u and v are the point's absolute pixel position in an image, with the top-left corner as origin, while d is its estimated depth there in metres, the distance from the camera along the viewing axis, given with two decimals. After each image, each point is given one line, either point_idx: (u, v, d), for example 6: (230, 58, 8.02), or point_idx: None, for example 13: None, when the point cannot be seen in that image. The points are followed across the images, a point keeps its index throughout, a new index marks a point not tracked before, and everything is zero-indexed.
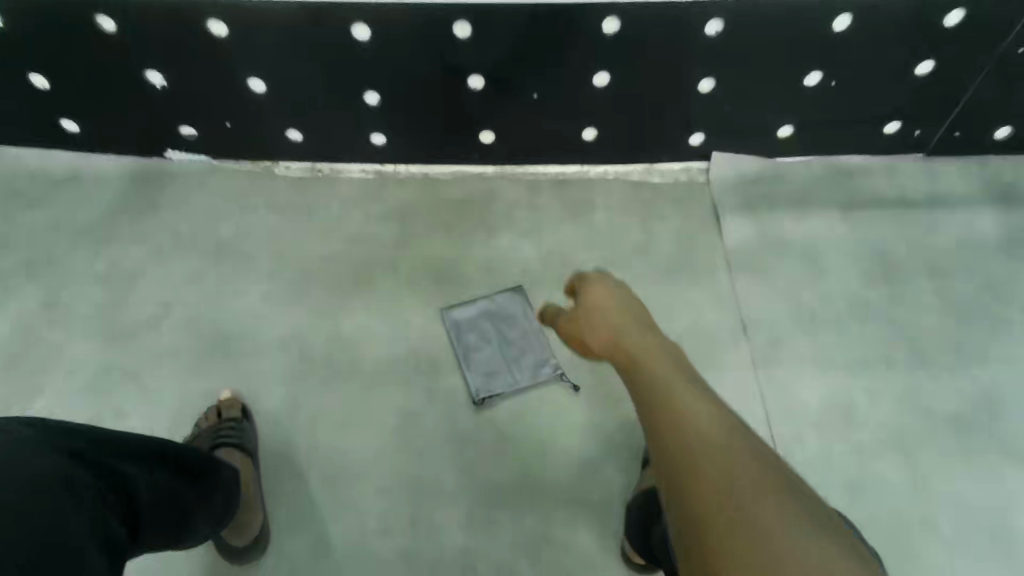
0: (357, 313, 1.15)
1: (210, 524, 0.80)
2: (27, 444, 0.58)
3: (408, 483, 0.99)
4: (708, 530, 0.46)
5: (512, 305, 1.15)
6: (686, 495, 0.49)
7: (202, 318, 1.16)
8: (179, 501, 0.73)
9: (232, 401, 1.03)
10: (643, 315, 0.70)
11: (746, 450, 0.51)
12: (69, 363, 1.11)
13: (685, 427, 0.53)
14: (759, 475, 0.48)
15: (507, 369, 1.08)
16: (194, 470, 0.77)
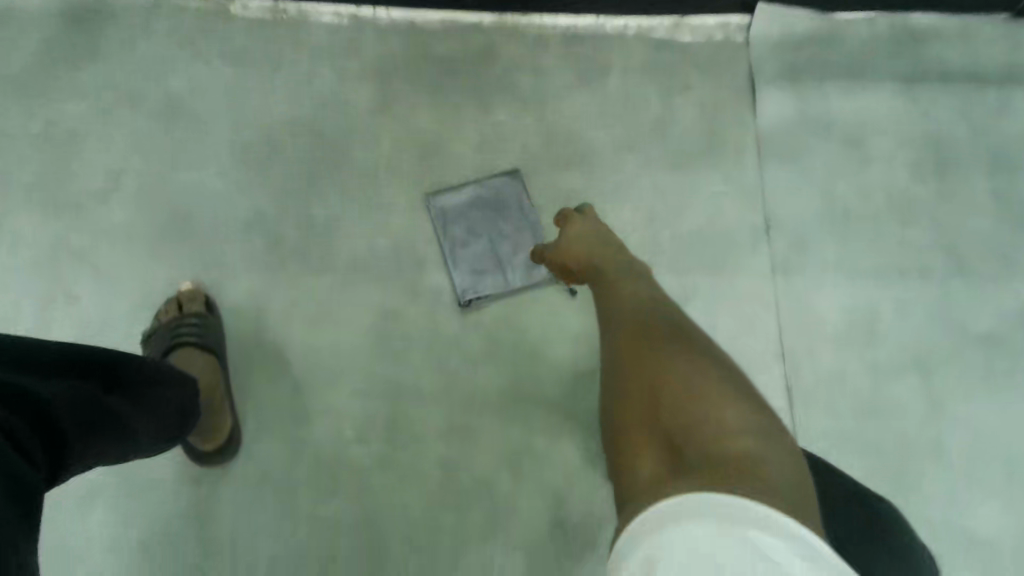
0: (330, 195, 1.02)
1: (167, 428, 0.73)
2: None
3: (386, 387, 0.92)
4: (636, 386, 0.63)
5: (506, 194, 1.02)
6: (623, 367, 0.67)
7: (157, 192, 1.02)
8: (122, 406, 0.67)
9: (193, 293, 0.93)
10: (611, 235, 0.88)
11: (673, 333, 0.69)
12: (10, 237, 0.99)
13: (632, 323, 0.72)
14: (679, 342, 0.66)
15: (497, 267, 0.98)
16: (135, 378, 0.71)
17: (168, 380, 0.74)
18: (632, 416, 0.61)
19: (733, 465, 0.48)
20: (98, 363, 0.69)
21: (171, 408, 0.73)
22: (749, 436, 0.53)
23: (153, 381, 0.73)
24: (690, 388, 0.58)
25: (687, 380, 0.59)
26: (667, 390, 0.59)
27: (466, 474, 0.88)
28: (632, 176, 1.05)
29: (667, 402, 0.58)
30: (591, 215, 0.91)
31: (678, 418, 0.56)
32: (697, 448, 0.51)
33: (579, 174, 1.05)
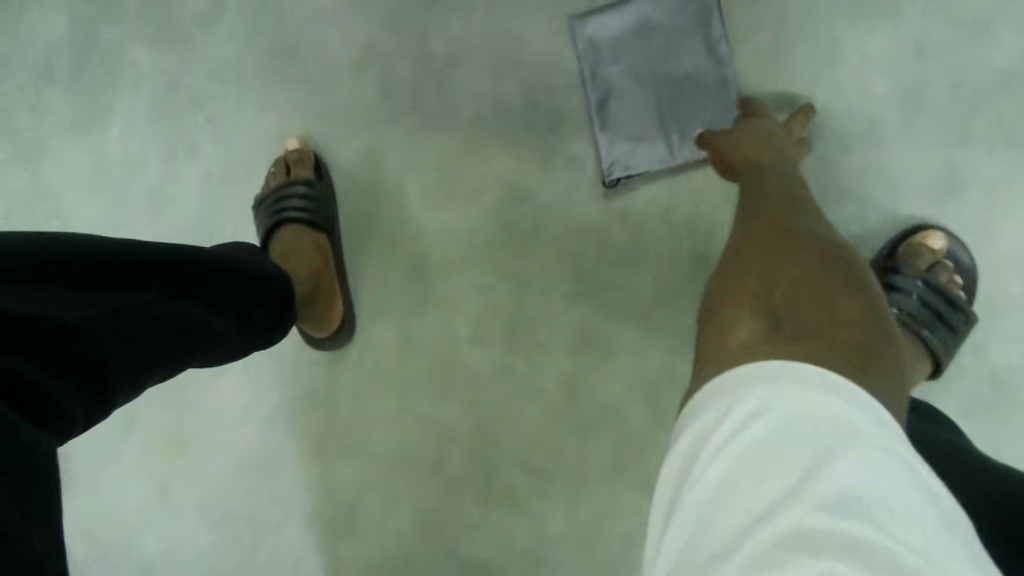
0: (452, 20, 0.78)
1: (235, 334, 0.60)
2: None
3: (512, 280, 0.77)
4: (749, 253, 0.50)
5: (685, 19, 0.71)
6: (746, 231, 0.53)
7: (267, 17, 0.86)
8: (182, 317, 0.54)
9: (301, 154, 0.81)
10: (797, 144, 0.63)
11: (812, 223, 0.52)
12: (130, 74, 0.91)
13: (775, 195, 0.55)
14: (819, 225, 0.52)
15: (660, 132, 0.72)
16: (212, 273, 0.57)
17: (234, 278, 0.59)
18: (734, 278, 0.49)
19: (836, 354, 0.38)
20: (139, 258, 0.51)
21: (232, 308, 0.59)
22: (862, 324, 0.42)
23: (209, 278, 0.57)
24: (817, 271, 0.46)
25: (813, 263, 0.46)
26: (788, 263, 0.47)
27: (592, 398, 0.74)
28: None
29: (785, 275, 0.46)
30: (795, 129, 0.65)
31: (793, 290, 0.44)
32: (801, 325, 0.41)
33: None
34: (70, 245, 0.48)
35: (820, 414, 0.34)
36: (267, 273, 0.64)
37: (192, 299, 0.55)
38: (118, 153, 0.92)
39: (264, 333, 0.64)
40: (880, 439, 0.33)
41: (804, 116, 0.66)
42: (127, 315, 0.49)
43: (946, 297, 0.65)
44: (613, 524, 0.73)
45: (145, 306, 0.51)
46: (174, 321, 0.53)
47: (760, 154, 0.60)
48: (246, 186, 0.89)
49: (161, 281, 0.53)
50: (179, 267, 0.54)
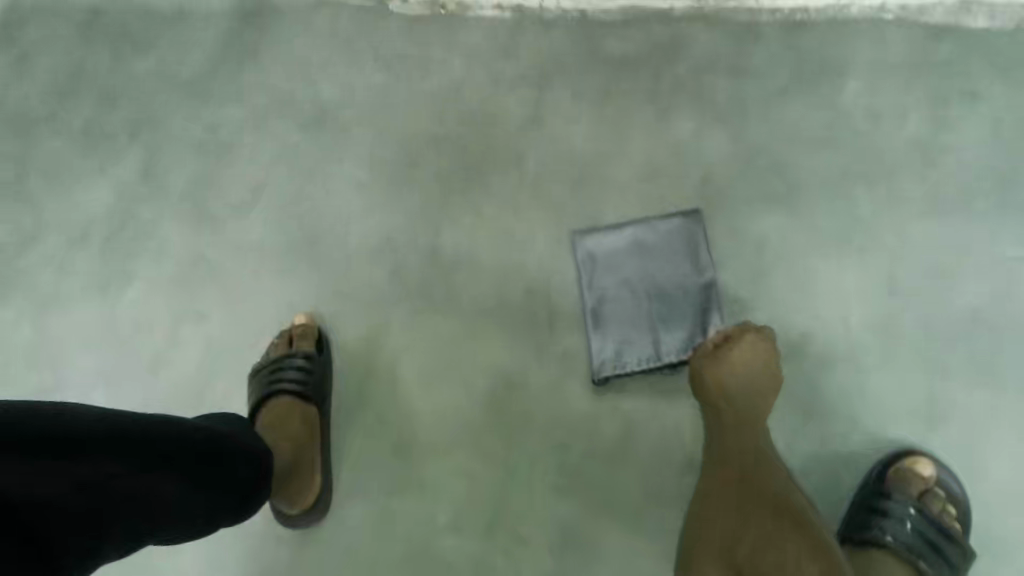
0: (464, 224, 0.87)
1: (201, 511, 0.56)
2: None
3: (498, 471, 0.76)
4: (717, 518, 0.53)
5: (677, 240, 0.78)
6: (713, 492, 0.57)
7: (295, 208, 0.95)
8: (144, 495, 0.50)
9: (306, 327, 0.84)
10: (768, 353, 0.66)
11: (778, 483, 0.55)
12: (160, 244, 0.98)
13: (738, 448, 0.59)
14: (781, 483, 0.55)
15: (649, 334, 0.76)
16: (185, 447, 0.54)
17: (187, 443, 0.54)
18: (704, 548, 0.52)
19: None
20: (105, 426, 0.49)
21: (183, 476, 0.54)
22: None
23: (156, 445, 0.52)
24: (776, 533, 0.48)
25: (777, 526, 0.48)
26: (749, 528, 0.49)
27: None
28: (865, 222, 0.76)
29: (747, 544, 0.48)
30: (765, 343, 0.67)
31: (759, 562, 0.46)
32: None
33: (785, 215, 0.78)
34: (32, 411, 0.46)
35: None
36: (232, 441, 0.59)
37: (148, 465, 0.51)
38: (128, 315, 0.95)
39: (229, 510, 0.60)
40: None
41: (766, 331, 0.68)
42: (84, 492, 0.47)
43: (929, 518, 0.64)
44: None
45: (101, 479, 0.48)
46: (100, 490, 0.48)
47: (723, 389, 0.64)
48: (247, 355, 0.91)
49: (120, 446, 0.49)
50: (154, 440, 0.52)
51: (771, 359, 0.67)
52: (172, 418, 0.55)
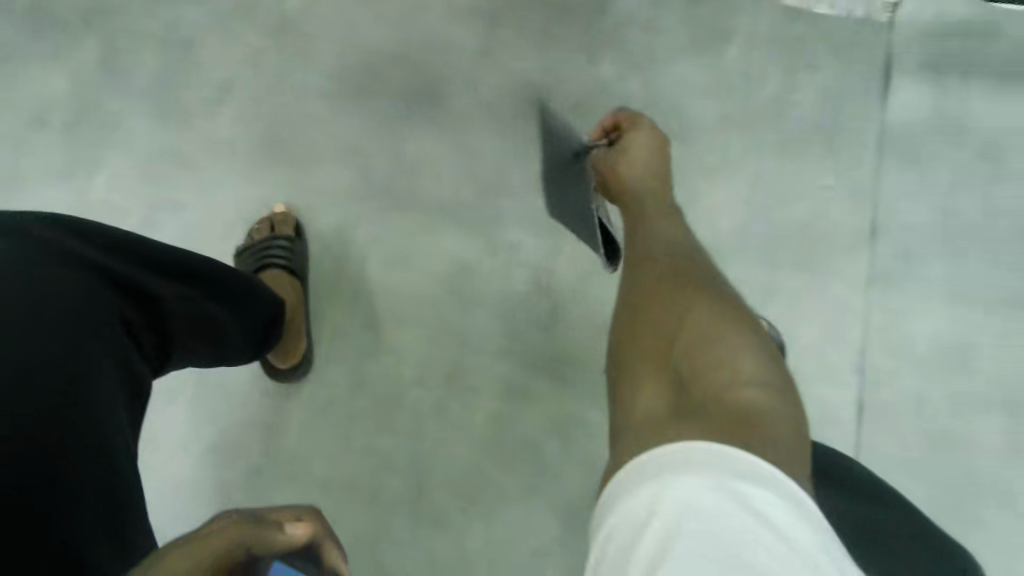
0: (423, 134, 1.02)
1: (254, 344, 0.74)
2: (59, 250, 0.55)
3: (451, 335, 0.94)
4: (652, 319, 0.60)
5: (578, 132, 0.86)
6: (645, 293, 0.64)
7: (263, 109, 1.06)
8: (220, 328, 0.66)
9: (285, 216, 0.98)
10: (651, 139, 0.79)
11: (695, 270, 0.66)
12: (129, 135, 1.07)
13: (663, 266, 0.67)
14: (702, 277, 0.64)
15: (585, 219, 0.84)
16: (248, 293, 0.69)
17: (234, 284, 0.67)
18: (642, 339, 0.59)
19: (725, 396, 0.48)
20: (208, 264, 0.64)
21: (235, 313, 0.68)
22: (756, 383, 0.50)
23: (231, 289, 0.67)
24: (706, 314, 0.57)
25: (701, 309, 0.57)
26: (685, 318, 0.58)
27: (510, 435, 0.91)
28: (733, 156, 1.02)
29: (682, 329, 0.56)
30: (648, 142, 0.79)
31: (694, 339, 0.54)
32: (697, 375, 0.51)
33: (676, 147, 1.02)
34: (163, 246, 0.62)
35: (740, 497, 0.37)
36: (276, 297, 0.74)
37: (226, 304, 0.66)
38: (101, 199, 1.05)
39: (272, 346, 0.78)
40: (798, 525, 0.37)
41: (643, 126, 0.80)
42: (190, 312, 0.63)
43: None
44: (520, 547, 0.88)
45: (201, 306, 0.64)
46: (200, 312, 0.64)
47: (629, 185, 0.78)
48: (221, 239, 1.03)
49: (212, 285, 0.64)
50: (230, 283, 0.66)
51: (655, 153, 0.79)
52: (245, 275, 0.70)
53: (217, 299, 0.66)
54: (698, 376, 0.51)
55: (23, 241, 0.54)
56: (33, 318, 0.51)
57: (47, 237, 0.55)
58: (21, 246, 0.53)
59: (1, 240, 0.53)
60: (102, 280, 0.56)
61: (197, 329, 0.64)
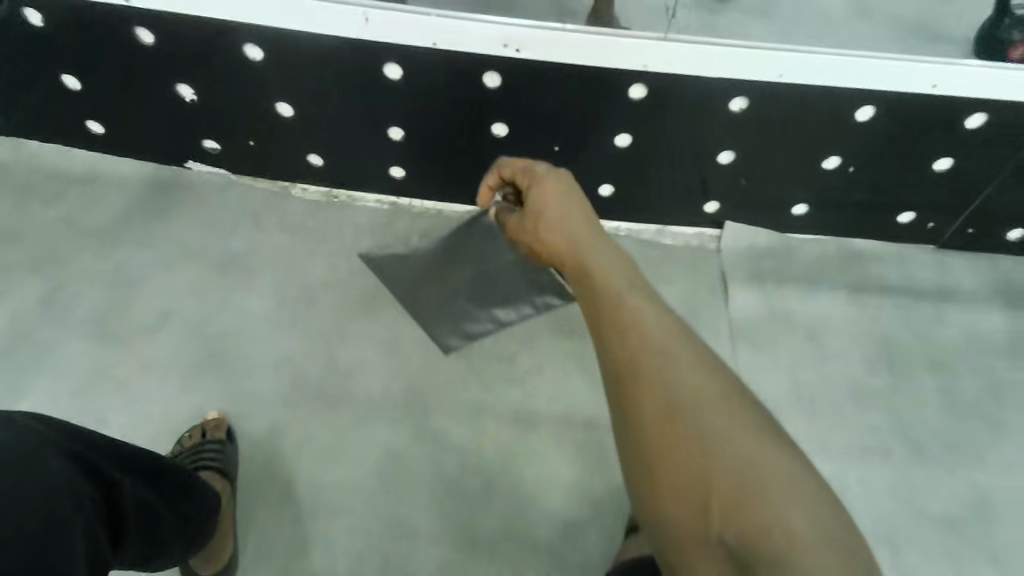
0: (355, 344, 1.15)
1: (182, 544, 0.78)
2: (48, 442, 0.60)
3: (388, 523, 0.99)
4: (664, 450, 0.55)
5: (460, 233, 1.04)
6: (638, 402, 0.57)
7: (201, 331, 1.16)
8: (161, 521, 0.72)
9: (219, 422, 1.03)
10: (558, 194, 0.74)
11: (676, 355, 0.59)
12: (60, 363, 1.11)
13: (640, 362, 0.59)
14: (695, 369, 0.58)
15: (497, 301, 1.05)
16: (182, 487, 0.77)
17: (163, 478, 0.73)
18: (664, 480, 0.54)
19: (791, 568, 0.45)
20: (149, 460, 0.72)
21: (170, 507, 0.74)
22: (809, 526, 0.47)
23: (167, 483, 0.74)
24: (724, 437, 0.53)
25: (716, 437, 0.53)
26: (705, 450, 0.53)
27: None
28: None
29: (709, 470, 0.52)
30: (563, 198, 0.74)
31: (730, 481, 0.51)
32: (751, 538, 0.48)
33: None
34: (117, 446, 0.68)
35: None
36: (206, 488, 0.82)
37: (164, 496, 0.73)
38: None
39: (192, 549, 0.82)
40: None
41: (549, 175, 0.76)
42: (142, 506, 0.69)
43: None
44: None
45: (148, 500, 0.70)
46: (148, 506, 0.70)
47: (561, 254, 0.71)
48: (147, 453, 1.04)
49: (152, 478, 0.72)
50: (168, 478, 0.74)
51: (580, 212, 0.72)
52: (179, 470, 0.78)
53: (158, 493, 0.72)
54: (752, 542, 0.48)
55: (12, 433, 0.58)
56: (23, 507, 0.54)
57: (32, 426, 0.60)
58: (18, 441, 0.57)
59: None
60: (82, 475, 0.61)
61: (145, 524, 0.69)
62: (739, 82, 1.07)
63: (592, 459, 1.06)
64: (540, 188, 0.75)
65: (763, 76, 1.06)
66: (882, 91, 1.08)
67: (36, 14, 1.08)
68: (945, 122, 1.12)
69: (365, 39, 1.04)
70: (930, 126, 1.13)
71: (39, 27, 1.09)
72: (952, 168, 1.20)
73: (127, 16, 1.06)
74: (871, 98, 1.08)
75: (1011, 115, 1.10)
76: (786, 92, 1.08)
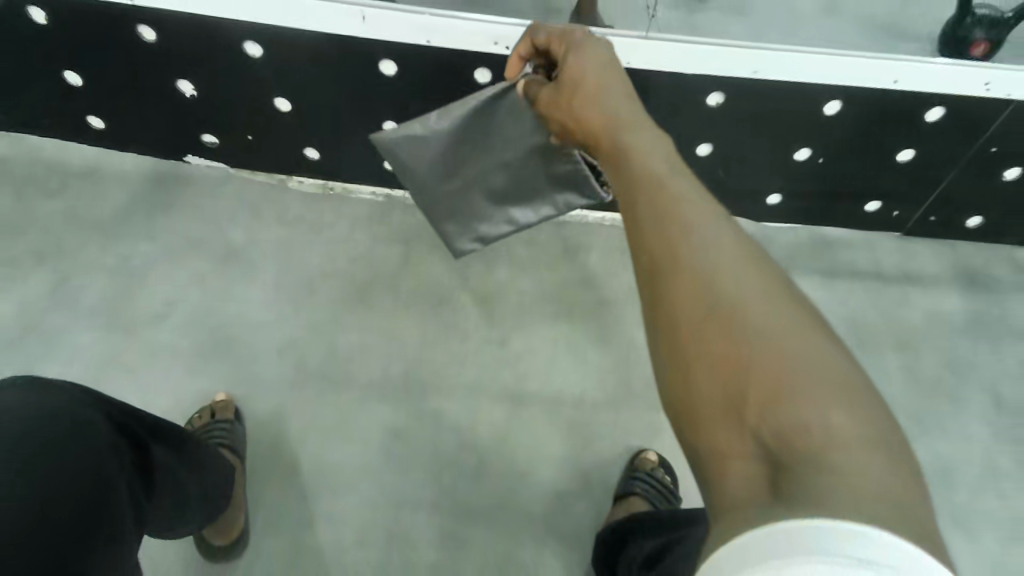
0: (354, 328, 1.20)
1: (205, 514, 0.86)
2: (98, 408, 0.68)
3: (390, 496, 1.05)
4: (695, 340, 0.43)
5: (473, 126, 0.79)
6: (669, 290, 0.46)
7: (206, 318, 1.20)
8: (186, 491, 0.80)
9: (226, 403, 1.09)
10: (597, 68, 0.65)
11: (716, 235, 0.46)
12: (70, 351, 1.15)
13: (674, 238, 0.47)
14: (736, 254, 0.46)
15: (521, 200, 0.86)
16: (206, 461, 0.85)
17: (190, 450, 0.81)
18: (691, 368, 0.43)
19: (823, 474, 0.35)
20: (181, 434, 0.80)
21: (196, 479, 0.82)
22: (852, 437, 0.37)
23: (195, 456, 0.82)
24: (768, 327, 0.41)
25: (759, 327, 0.41)
26: (746, 339, 0.41)
27: None
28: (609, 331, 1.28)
29: (745, 363, 0.40)
30: (590, 76, 0.64)
31: (769, 375, 0.40)
32: (789, 442, 0.38)
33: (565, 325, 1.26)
34: (154, 420, 0.77)
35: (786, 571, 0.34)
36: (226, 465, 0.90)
37: (193, 468, 0.82)
38: None
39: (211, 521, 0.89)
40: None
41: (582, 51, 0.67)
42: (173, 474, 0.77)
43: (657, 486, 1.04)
44: None
45: (178, 469, 0.78)
46: (178, 475, 0.78)
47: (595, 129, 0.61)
48: None
49: (183, 450, 0.80)
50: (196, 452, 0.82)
51: (618, 91, 0.63)
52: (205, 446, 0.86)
53: (187, 464, 0.81)
54: (787, 443, 0.38)
55: (70, 397, 0.67)
56: (76, 457, 0.62)
57: (86, 394, 0.69)
58: (82, 403, 0.67)
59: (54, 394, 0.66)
60: (123, 439, 0.69)
61: (175, 490, 0.78)
62: (717, 77, 1.13)
63: (582, 434, 1.13)
64: (579, 59, 0.66)
65: (737, 74, 1.13)
66: (849, 88, 1.15)
67: (39, 12, 1.10)
68: (906, 115, 1.20)
69: (361, 38, 1.09)
70: (892, 119, 1.21)
71: (41, 25, 1.13)
72: (914, 160, 1.28)
73: (130, 15, 1.09)
74: (838, 94, 1.16)
75: (966, 109, 1.18)
76: (759, 87, 1.15)
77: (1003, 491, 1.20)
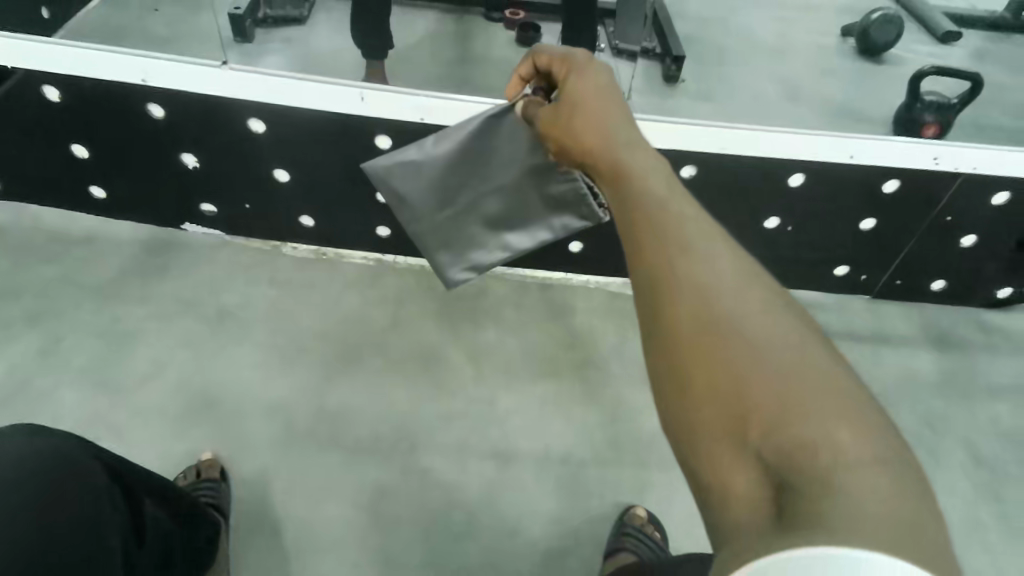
0: (343, 387, 1.22)
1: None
2: (99, 454, 0.69)
3: (374, 555, 1.03)
4: (693, 355, 0.38)
5: (471, 149, 0.79)
6: (666, 300, 0.41)
7: (196, 378, 1.21)
8: (177, 548, 0.79)
9: (212, 461, 1.08)
10: (594, 85, 0.61)
11: (714, 248, 0.42)
12: (53, 410, 1.14)
13: (672, 246, 0.42)
14: (736, 265, 0.42)
15: (518, 223, 0.82)
16: (193, 519, 0.84)
17: (177, 505, 0.81)
18: (695, 385, 0.38)
19: (842, 509, 0.30)
20: (170, 491, 0.81)
21: (187, 539, 0.82)
22: (869, 469, 0.32)
23: (184, 515, 0.82)
24: (773, 345, 0.37)
25: (764, 346, 0.37)
26: (750, 355, 0.37)
27: None
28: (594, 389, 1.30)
29: (745, 379, 0.36)
30: (580, 93, 0.61)
31: (777, 395, 0.35)
32: (799, 471, 0.33)
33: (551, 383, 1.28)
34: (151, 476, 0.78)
35: None
36: (212, 526, 0.89)
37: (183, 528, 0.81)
38: None
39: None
40: None
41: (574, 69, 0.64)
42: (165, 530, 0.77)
43: (651, 540, 1.04)
44: None
45: (169, 528, 0.78)
46: (169, 532, 0.78)
47: (579, 144, 0.57)
48: None
49: (173, 509, 0.80)
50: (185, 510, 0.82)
51: (608, 106, 0.59)
52: (195, 508, 0.86)
53: (178, 522, 0.80)
54: (791, 462, 0.33)
55: (76, 440, 0.68)
56: (83, 494, 0.63)
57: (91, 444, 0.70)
58: (85, 448, 0.68)
59: (63, 437, 0.67)
60: (120, 488, 0.70)
61: (167, 547, 0.77)
62: (687, 152, 1.24)
63: (572, 492, 1.13)
64: (579, 78, 0.62)
65: (707, 149, 1.23)
66: (809, 163, 1.25)
67: (54, 90, 1.18)
68: (865, 187, 1.29)
69: (356, 114, 1.17)
70: (853, 191, 1.30)
71: (55, 101, 1.20)
72: (877, 228, 1.37)
73: (140, 93, 1.17)
74: (801, 168, 1.26)
75: (918, 182, 1.28)
76: (726, 162, 1.25)
77: (993, 544, 1.17)
